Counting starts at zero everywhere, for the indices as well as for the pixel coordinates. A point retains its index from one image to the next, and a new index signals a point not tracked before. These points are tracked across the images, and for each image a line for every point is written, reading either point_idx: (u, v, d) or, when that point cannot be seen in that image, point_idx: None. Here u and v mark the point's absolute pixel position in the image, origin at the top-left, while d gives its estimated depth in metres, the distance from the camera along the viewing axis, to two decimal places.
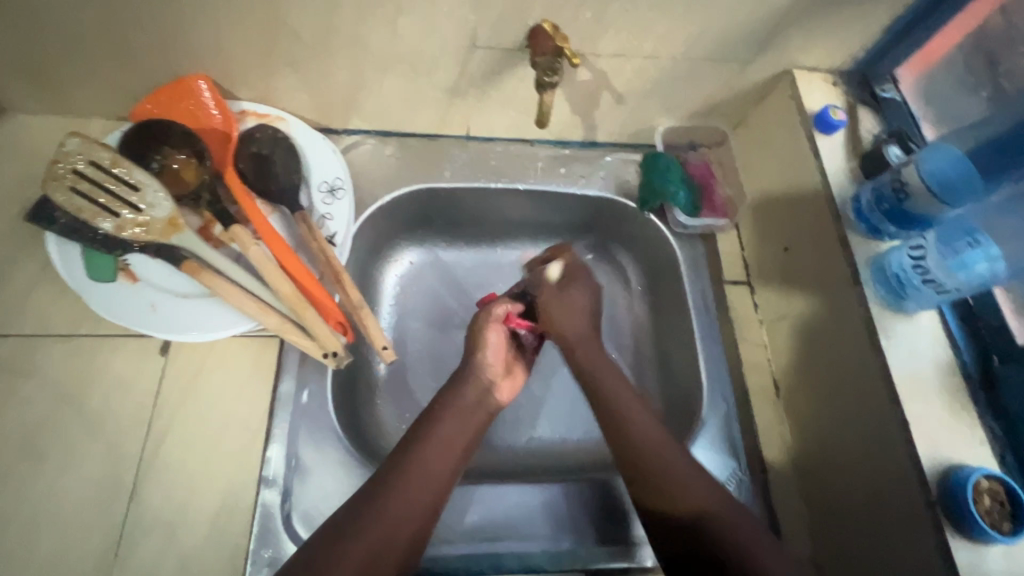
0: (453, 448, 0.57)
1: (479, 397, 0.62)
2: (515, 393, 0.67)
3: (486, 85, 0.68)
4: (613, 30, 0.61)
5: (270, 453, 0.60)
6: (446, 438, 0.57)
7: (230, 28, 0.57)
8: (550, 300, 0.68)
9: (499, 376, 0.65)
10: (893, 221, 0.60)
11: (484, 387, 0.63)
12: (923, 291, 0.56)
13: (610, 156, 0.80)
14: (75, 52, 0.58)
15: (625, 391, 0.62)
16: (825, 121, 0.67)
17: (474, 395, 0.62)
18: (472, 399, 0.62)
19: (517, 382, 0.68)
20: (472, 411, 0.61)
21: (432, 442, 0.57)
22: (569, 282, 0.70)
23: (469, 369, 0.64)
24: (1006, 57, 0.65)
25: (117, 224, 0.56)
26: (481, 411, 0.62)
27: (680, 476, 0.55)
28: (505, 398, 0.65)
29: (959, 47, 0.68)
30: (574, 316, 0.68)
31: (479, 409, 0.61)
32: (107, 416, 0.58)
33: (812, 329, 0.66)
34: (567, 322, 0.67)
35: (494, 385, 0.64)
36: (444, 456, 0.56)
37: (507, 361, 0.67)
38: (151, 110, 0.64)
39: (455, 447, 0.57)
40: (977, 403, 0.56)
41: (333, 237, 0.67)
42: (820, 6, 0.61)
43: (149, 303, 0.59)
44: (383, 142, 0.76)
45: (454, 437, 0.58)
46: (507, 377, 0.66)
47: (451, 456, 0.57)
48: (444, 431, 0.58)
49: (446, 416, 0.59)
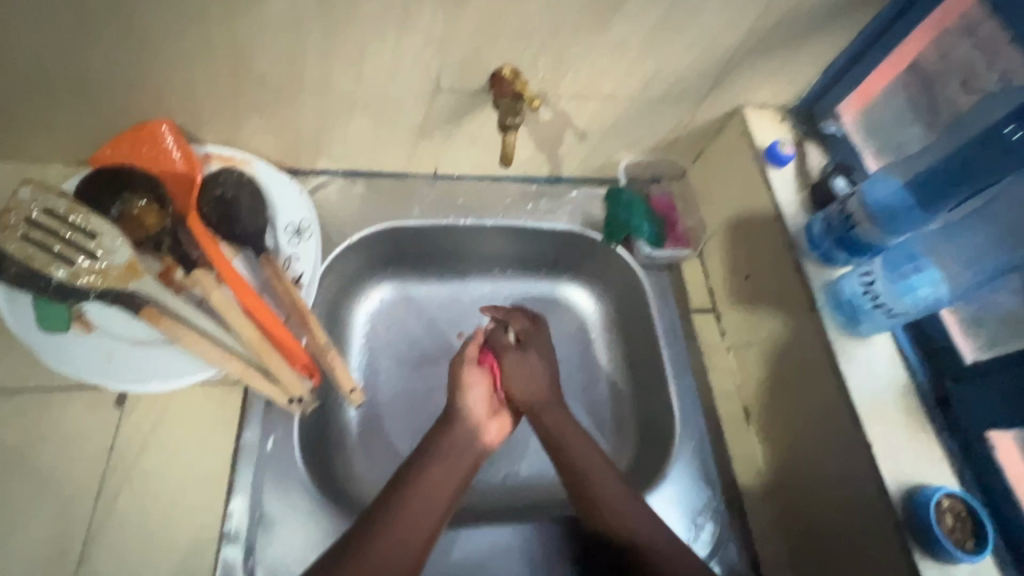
0: (441, 495, 0.57)
1: (465, 437, 0.61)
2: (506, 431, 0.66)
3: (452, 126, 0.70)
4: (573, 73, 0.64)
5: (232, 505, 0.57)
6: (438, 479, 0.57)
7: (194, 75, 0.58)
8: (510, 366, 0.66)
9: (485, 419, 0.64)
10: (843, 248, 0.63)
11: (471, 430, 0.62)
12: (874, 315, 0.58)
13: (575, 191, 0.83)
14: (33, 97, 0.58)
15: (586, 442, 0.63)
16: (775, 155, 0.70)
17: (460, 439, 0.61)
18: (461, 442, 0.61)
19: (507, 423, 0.66)
20: (459, 455, 0.60)
21: (418, 491, 0.56)
22: (525, 344, 0.69)
23: (452, 414, 0.63)
24: (939, 88, 0.68)
25: (71, 272, 0.55)
26: (467, 455, 0.61)
27: (623, 510, 0.58)
28: (493, 441, 0.64)
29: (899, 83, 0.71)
30: (535, 379, 0.66)
31: (469, 451, 0.61)
32: (57, 474, 0.55)
33: (776, 355, 0.68)
34: (529, 388, 0.66)
35: (480, 428, 0.63)
36: (432, 500, 0.56)
37: (494, 403, 0.66)
38: (112, 155, 0.63)
39: (442, 493, 0.57)
40: (934, 421, 0.58)
41: (299, 278, 0.66)
42: (765, 49, 0.65)
43: (105, 353, 0.58)
44: (351, 182, 0.76)
45: (444, 483, 0.57)
46: (495, 419, 0.65)
47: (438, 504, 0.56)
48: (433, 478, 0.57)
49: (434, 461, 0.59)
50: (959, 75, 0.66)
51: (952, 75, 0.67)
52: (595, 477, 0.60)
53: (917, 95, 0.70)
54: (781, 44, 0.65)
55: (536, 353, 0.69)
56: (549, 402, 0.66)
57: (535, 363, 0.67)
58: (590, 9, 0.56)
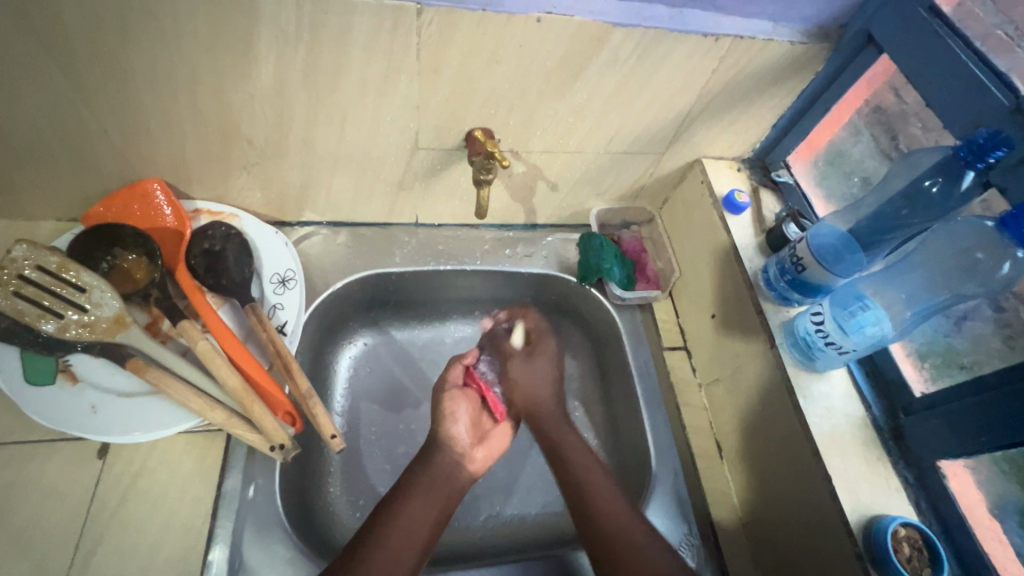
0: (427, 520, 0.58)
1: (450, 469, 0.63)
2: (491, 461, 0.67)
3: (430, 179, 0.74)
4: (541, 131, 0.69)
5: (211, 555, 0.57)
6: (423, 507, 0.59)
7: (186, 138, 0.62)
8: (518, 372, 0.71)
9: (469, 447, 0.66)
10: (796, 289, 0.67)
11: (454, 460, 0.64)
12: (827, 352, 0.62)
13: (550, 237, 0.87)
14: (30, 160, 0.61)
15: (588, 462, 0.64)
16: (732, 203, 0.75)
17: (445, 467, 0.63)
18: (444, 471, 0.62)
19: (493, 448, 0.68)
20: (442, 485, 0.61)
21: (404, 516, 0.57)
22: (535, 350, 0.72)
23: (436, 444, 0.65)
24: (900, 127, 0.69)
25: (60, 325, 0.56)
26: (451, 485, 0.62)
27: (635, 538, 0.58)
28: (478, 469, 0.66)
29: (859, 118, 0.74)
30: (540, 385, 0.71)
31: (452, 481, 0.62)
32: (35, 528, 0.55)
33: (743, 391, 0.71)
34: (534, 392, 0.70)
35: (465, 457, 0.65)
36: (417, 527, 0.57)
37: (479, 429, 0.68)
38: (104, 212, 0.66)
39: (427, 521, 0.58)
40: (890, 453, 0.61)
41: (283, 326, 0.69)
42: (716, 108, 0.71)
43: (89, 405, 0.59)
44: (335, 232, 0.80)
45: (428, 509, 0.59)
46: (480, 446, 0.67)
47: (424, 528, 0.57)
48: (418, 504, 0.59)
49: (419, 488, 0.60)
50: (917, 118, 0.67)
51: (912, 118, 0.67)
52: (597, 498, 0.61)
53: (878, 132, 0.72)
54: (731, 103, 0.71)
55: (545, 358, 0.72)
56: (551, 410, 0.70)
57: (544, 369, 0.72)
58: (554, 76, 0.62)
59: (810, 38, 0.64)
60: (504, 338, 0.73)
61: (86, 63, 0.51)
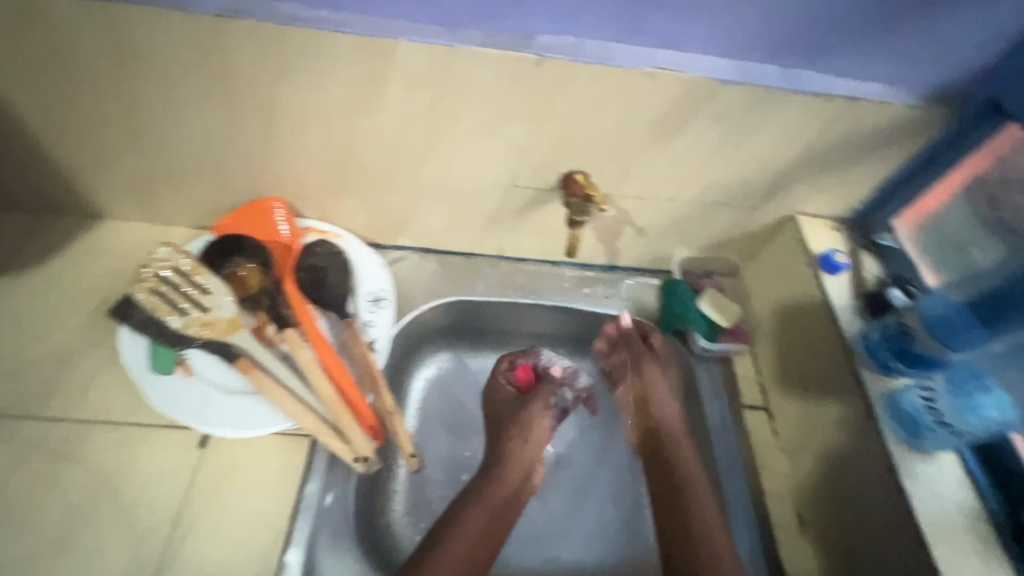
0: (486, 531, 0.63)
1: (516, 486, 0.69)
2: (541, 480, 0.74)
3: (521, 216, 0.77)
4: (635, 177, 0.70)
5: (288, 557, 0.59)
6: (483, 518, 0.64)
7: (310, 163, 0.68)
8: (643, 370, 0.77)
9: (536, 463, 0.73)
10: (903, 359, 0.64)
11: (521, 476, 0.70)
12: (939, 431, 0.59)
13: (630, 280, 0.87)
14: (179, 174, 0.70)
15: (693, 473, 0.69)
16: (829, 262, 0.72)
17: (513, 483, 0.69)
18: (509, 488, 0.68)
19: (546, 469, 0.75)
20: (506, 499, 0.67)
21: (469, 525, 0.63)
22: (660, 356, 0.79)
23: (509, 457, 0.71)
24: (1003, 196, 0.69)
25: (184, 321, 0.62)
26: (516, 498, 0.68)
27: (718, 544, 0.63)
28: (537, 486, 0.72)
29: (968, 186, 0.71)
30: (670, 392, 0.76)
31: (517, 495, 0.68)
32: (139, 505, 0.60)
33: (835, 464, 0.66)
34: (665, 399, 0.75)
35: (531, 471, 0.71)
36: (481, 535, 0.63)
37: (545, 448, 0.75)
38: (231, 224, 0.74)
39: (489, 532, 0.63)
40: (1008, 553, 0.56)
41: (372, 342, 0.73)
42: (816, 166, 0.70)
43: (200, 398, 0.64)
44: (425, 259, 0.84)
45: (492, 521, 0.64)
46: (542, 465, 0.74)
47: (491, 537, 0.63)
48: (481, 514, 0.64)
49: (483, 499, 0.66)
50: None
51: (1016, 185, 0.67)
52: (696, 504, 0.66)
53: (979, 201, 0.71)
54: (833, 163, 0.69)
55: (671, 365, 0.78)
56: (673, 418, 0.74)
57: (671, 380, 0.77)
58: (655, 128, 0.64)
59: (926, 102, 0.62)
60: (632, 340, 0.80)
61: (244, 96, 0.59)
